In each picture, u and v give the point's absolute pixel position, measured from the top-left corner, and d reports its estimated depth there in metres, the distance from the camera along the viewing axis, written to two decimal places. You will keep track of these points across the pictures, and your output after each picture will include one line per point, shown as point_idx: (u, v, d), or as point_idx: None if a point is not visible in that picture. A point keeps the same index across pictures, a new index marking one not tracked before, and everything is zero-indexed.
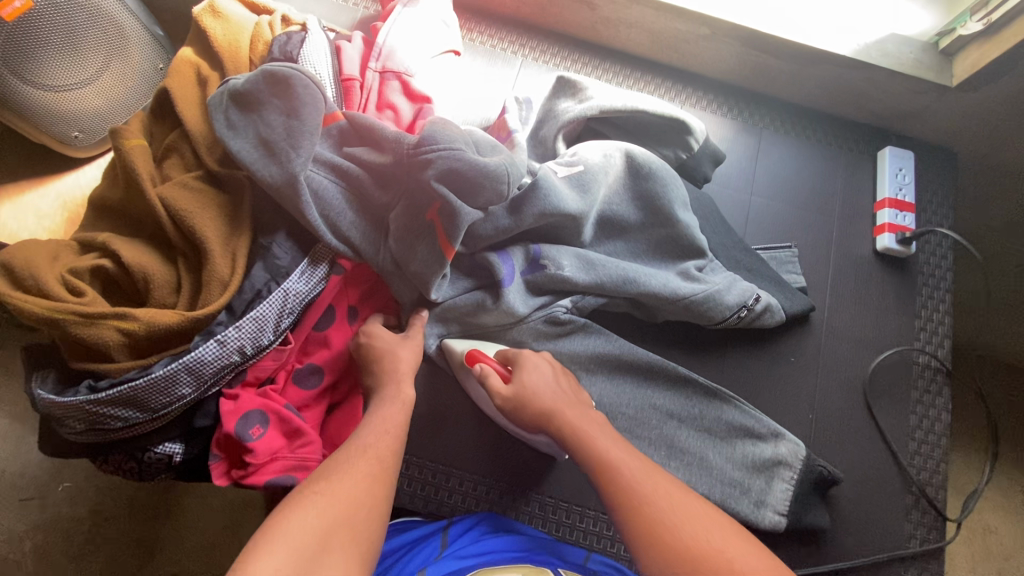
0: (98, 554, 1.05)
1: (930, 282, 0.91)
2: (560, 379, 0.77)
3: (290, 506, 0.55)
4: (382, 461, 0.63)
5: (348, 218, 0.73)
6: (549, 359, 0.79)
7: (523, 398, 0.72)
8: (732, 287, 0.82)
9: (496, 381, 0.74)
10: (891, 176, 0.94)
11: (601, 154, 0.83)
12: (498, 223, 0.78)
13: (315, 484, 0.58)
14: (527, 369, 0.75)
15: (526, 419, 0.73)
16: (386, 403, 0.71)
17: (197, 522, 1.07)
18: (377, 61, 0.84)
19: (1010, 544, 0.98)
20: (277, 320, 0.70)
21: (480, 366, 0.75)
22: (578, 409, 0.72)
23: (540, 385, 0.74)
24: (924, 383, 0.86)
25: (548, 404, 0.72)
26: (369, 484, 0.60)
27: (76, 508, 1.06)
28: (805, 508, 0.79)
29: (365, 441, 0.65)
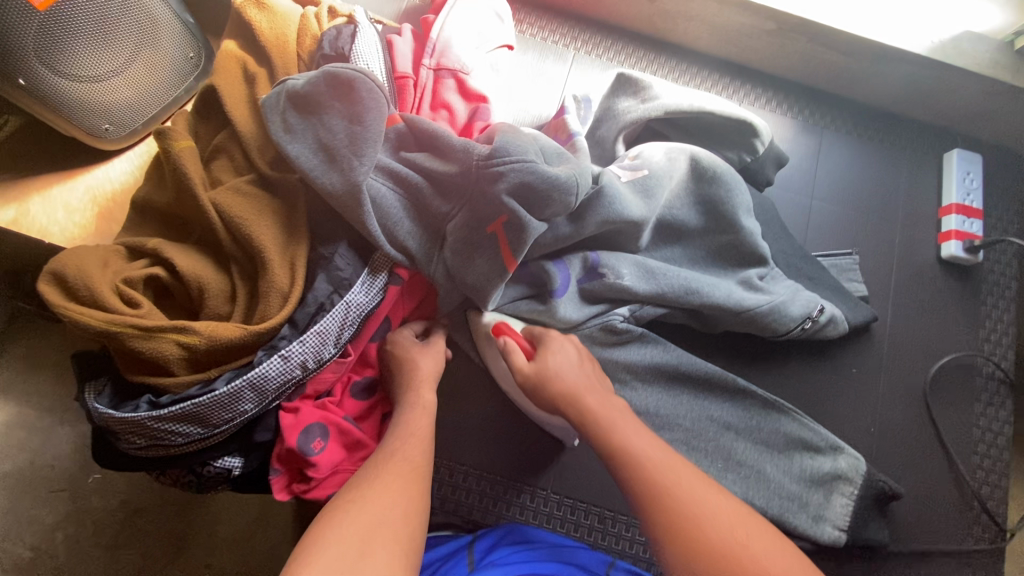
0: (130, 546, 1.05)
1: (995, 291, 0.88)
2: (581, 362, 0.73)
3: (327, 517, 0.54)
4: (411, 461, 0.62)
5: (406, 227, 0.70)
6: (574, 342, 0.76)
7: (544, 376, 0.69)
8: (796, 298, 0.79)
9: (519, 358, 0.72)
10: (959, 181, 0.90)
11: (664, 156, 0.80)
12: (559, 232, 0.74)
13: (349, 494, 0.57)
14: (551, 348, 0.72)
15: (547, 399, 0.69)
16: (408, 410, 0.69)
17: (231, 516, 1.07)
18: (430, 57, 0.80)
19: None
20: (338, 332, 0.68)
21: (505, 340, 0.74)
22: (603, 399, 0.68)
23: (563, 368, 0.70)
24: (987, 395, 0.84)
25: (573, 390, 0.68)
26: (400, 485, 0.58)
27: (109, 499, 1.05)
28: (865, 524, 0.76)
29: (393, 446, 0.64)
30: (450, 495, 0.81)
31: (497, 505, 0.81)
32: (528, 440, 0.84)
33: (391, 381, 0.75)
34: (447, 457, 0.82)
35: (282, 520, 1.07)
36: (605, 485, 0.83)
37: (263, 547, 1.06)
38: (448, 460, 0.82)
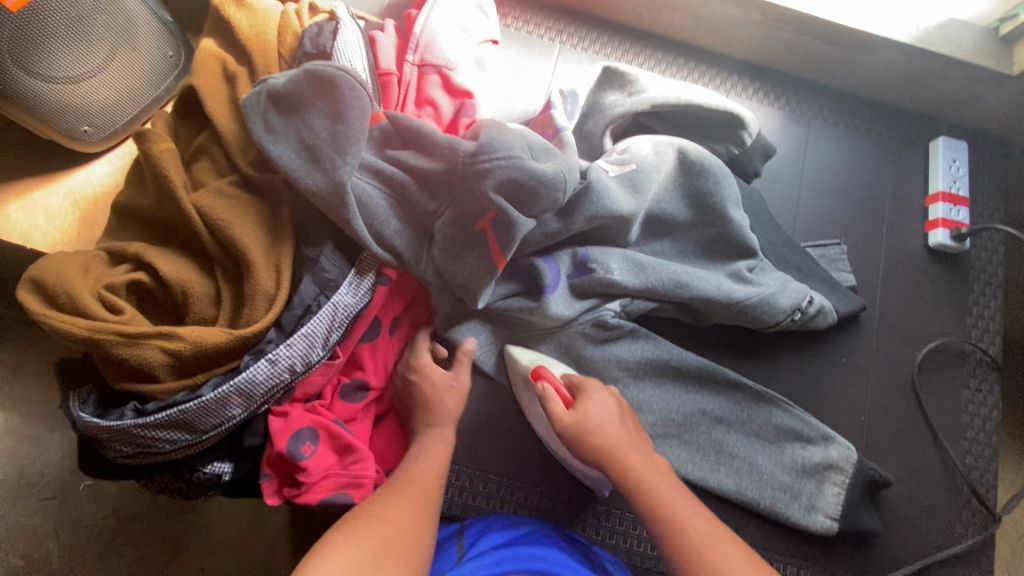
0: (123, 553, 1.03)
1: (982, 277, 0.89)
2: (622, 413, 0.74)
3: (339, 535, 0.56)
4: (424, 489, 0.65)
5: (392, 226, 0.69)
6: (614, 392, 0.76)
7: (585, 429, 0.70)
8: (785, 290, 0.80)
9: (560, 407, 0.71)
10: (945, 168, 0.91)
11: (652, 149, 0.79)
12: (548, 228, 0.74)
13: (362, 515, 0.59)
14: (592, 398, 0.73)
15: (588, 452, 0.70)
16: (430, 441, 0.72)
17: (223, 519, 1.06)
18: (414, 53, 0.79)
19: None
20: (326, 335, 0.67)
21: (544, 386, 0.72)
22: (644, 455, 0.70)
23: (600, 421, 0.71)
24: (975, 381, 0.85)
25: (615, 444, 0.70)
26: (414, 514, 0.61)
27: (100, 506, 1.04)
28: (857, 513, 0.76)
29: (408, 473, 0.67)
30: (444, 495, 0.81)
31: (491, 502, 0.82)
32: (520, 438, 0.83)
33: (411, 412, 0.76)
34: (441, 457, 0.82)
35: (277, 523, 1.06)
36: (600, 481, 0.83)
37: (259, 550, 1.06)
38: None
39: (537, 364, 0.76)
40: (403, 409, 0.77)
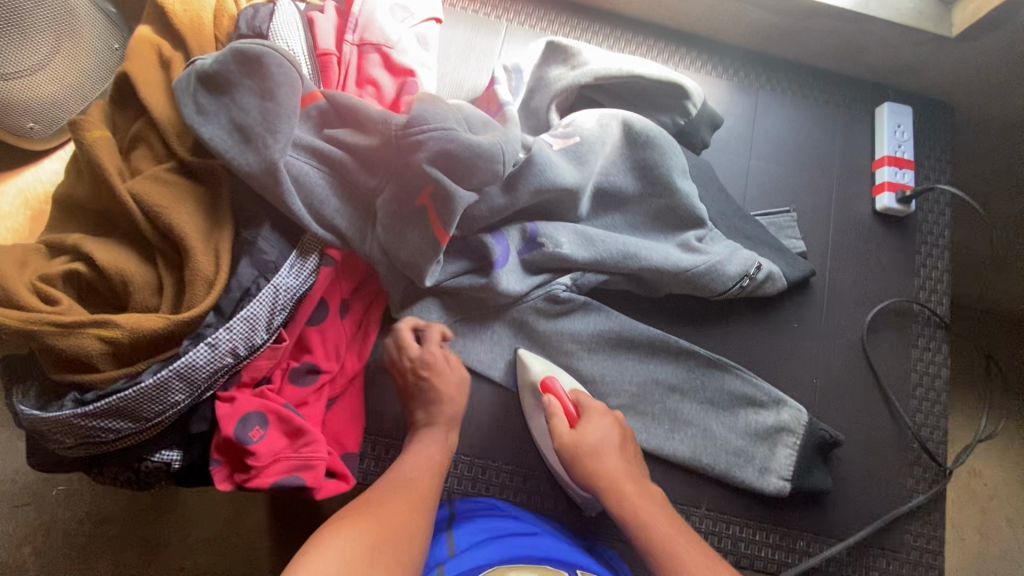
0: (101, 555, 1.03)
1: (929, 239, 0.90)
2: (623, 442, 0.74)
3: (335, 525, 0.56)
4: (420, 492, 0.66)
5: (332, 205, 0.69)
6: (619, 419, 0.77)
7: (584, 450, 0.71)
8: (733, 257, 0.80)
9: (563, 424, 0.73)
10: (890, 133, 0.92)
11: (596, 122, 0.79)
12: (494, 203, 0.73)
13: (360, 510, 0.60)
14: (594, 421, 0.74)
15: (581, 471, 0.71)
16: (430, 441, 0.73)
17: (197, 516, 1.05)
18: (353, 32, 0.78)
19: (992, 484, 1.12)
20: (269, 318, 0.67)
21: (551, 399, 0.74)
22: (636, 483, 0.70)
23: (596, 447, 0.72)
24: (924, 339, 0.86)
25: (610, 471, 0.70)
26: (412, 513, 0.62)
27: (75, 509, 1.03)
28: (807, 472, 0.78)
29: (404, 476, 0.68)
30: None
31: (450, 480, 0.81)
32: (477, 415, 0.82)
33: (412, 409, 0.77)
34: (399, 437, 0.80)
35: (255, 517, 1.06)
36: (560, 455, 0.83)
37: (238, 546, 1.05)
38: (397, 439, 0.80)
39: (548, 376, 0.77)
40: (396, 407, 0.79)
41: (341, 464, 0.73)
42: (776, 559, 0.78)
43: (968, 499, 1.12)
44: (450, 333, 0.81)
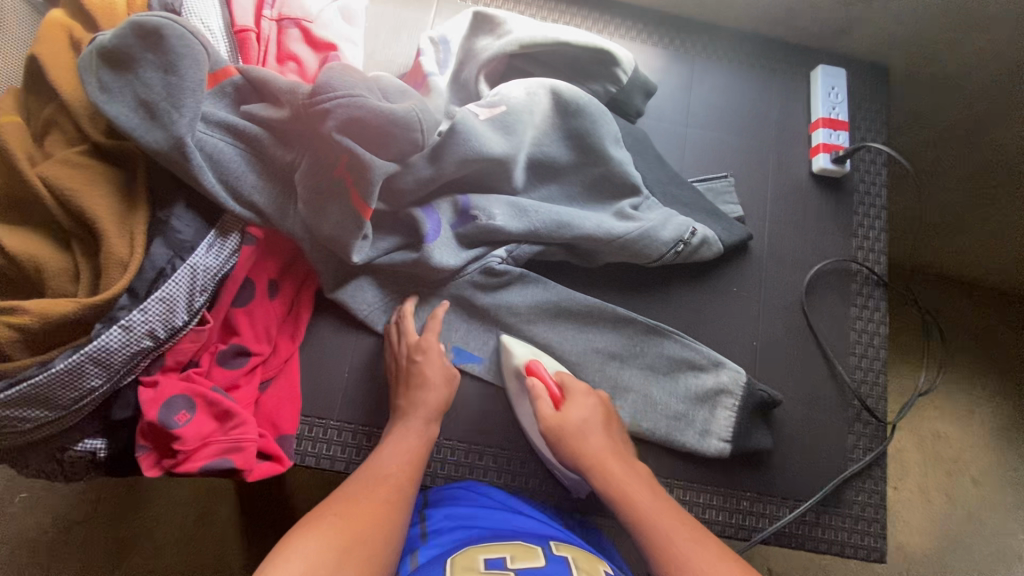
0: (68, 562, 1.00)
1: (865, 199, 0.91)
2: (607, 421, 0.74)
3: (308, 527, 0.55)
4: (398, 483, 0.64)
5: (249, 181, 0.68)
6: (602, 399, 0.76)
7: (569, 430, 0.71)
8: (667, 223, 0.80)
9: (547, 406, 0.73)
10: (824, 96, 0.92)
11: (524, 92, 0.78)
12: (419, 174, 0.72)
13: (333, 509, 0.58)
14: (579, 401, 0.73)
15: (566, 454, 0.71)
16: (412, 416, 0.72)
17: (164, 520, 1.02)
18: (272, 9, 0.78)
19: (957, 447, 1.14)
20: (188, 298, 0.66)
21: (534, 383, 0.74)
22: (620, 460, 0.69)
23: (579, 428, 0.71)
24: (863, 298, 0.87)
25: (595, 451, 0.70)
26: (390, 508, 0.61)
27: (39, 518, 1.01)
28: (747, 432, 0.78)
29: (378, 466, 0.66)
30: (343, 455, 0.76)
31: None
32: None
33: (395, 383, 0.76)
34: (338, 416, 0.77)
35: (224, 514, 1.03)
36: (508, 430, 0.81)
37: (208, 544, 1.02)
38: (335, 419, 0.77)
39: (531, 359, 0.77)
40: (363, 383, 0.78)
41: (275, 446, 0.72)
42: (721, 520, 0.78)
43: (934, 463, 1.13)
44: (386, 311, 0.79)
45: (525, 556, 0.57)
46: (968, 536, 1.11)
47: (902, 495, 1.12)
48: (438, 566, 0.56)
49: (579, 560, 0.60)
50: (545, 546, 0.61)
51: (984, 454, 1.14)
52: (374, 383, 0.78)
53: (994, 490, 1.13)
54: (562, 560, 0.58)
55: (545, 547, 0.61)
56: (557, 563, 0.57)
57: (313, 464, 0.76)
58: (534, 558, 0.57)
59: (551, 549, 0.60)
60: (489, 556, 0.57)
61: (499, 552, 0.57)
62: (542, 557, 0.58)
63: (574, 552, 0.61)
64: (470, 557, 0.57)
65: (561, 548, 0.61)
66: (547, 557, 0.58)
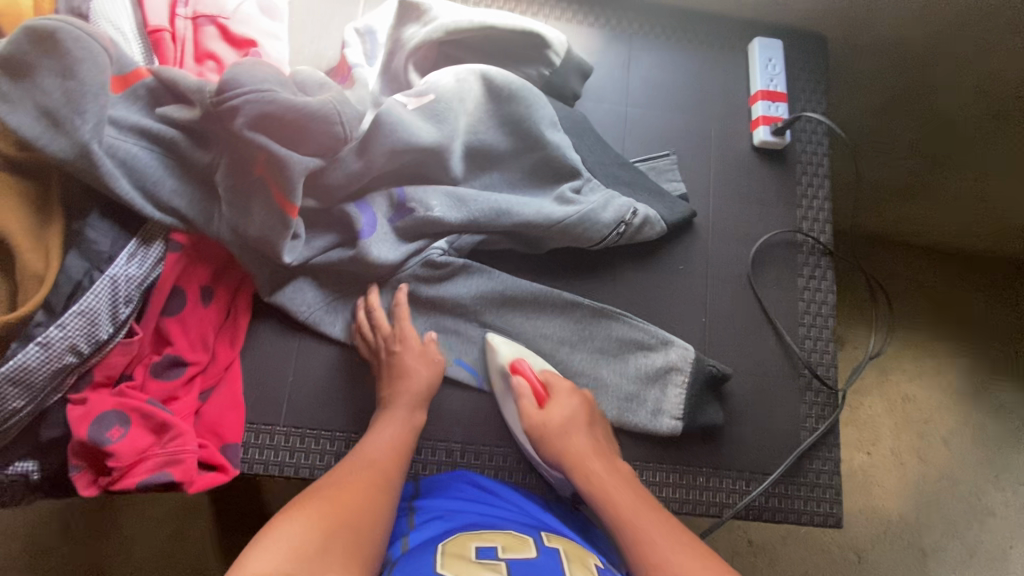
0: None
1: (809, 169, 0.91)
2: (591, 421, 0.74)
3: (291, 514, 0.54)
4: (384, 471, 0.64)
5: (168, 186, 0.66)
6: (586, 398, 0.75)
7: (552, 430, 0.71)
8: (608, 205, 0.80)
9: (530, 405, 0.73)
10: (761, 68, 0.92)
11: (453, 79, 0.76)
12: (349, 168, 0.70)
13: (316, 493, 0.58)
14: (562, 401, 0.74)
15: (551, 452, 0.71)
16: (396, 404, 0.72)
17: (141, 537, 0.99)
18: (185, 7, 0.75)
19: (926, 409, 1.16)
20: (112, 310, 0.64)
21: (518, 381, 0.74)
22: (602, 459, 0.70)
23: (561, 428, 0.71)
24: (809, 268, 0.88)
25: (577, 453, 0.70)
26: (376, 492, 0.61)
27: (8, 546, 0.98)
28: (698, 408, 0.78)
29: (362, 453, 0.66)
30: (291, 461, 0.74)
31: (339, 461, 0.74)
32: (364, 392, 0.77)
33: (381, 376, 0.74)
34: (284, 422, 0.75)
35: (200, 530, 1.00)
36: (466, 423, 0.78)
37: (186, 559, 0.99)
38: (281, 424, 0.75)
39: (515, 357, 0.77)
40: (315, 381, 0.76)
41: (218, 456, 0.70)
42: (678, 497, 0.78)
43: (905, 426, 1.15)
44: (328, 311, 0.77)
45: (517, 546, 0.56)
46: (943, 495, 1.13)
47: (877, 459, 1.14)
48: (427, 552, 0.54)
49: (571, 552, 0.58)
50: (536, 537, 0.60)
51: (951, 414, 1.16)
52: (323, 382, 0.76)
53: (964, 448, 1.15)
54: (554, 552, 0.56)
55: (537, 538, 0.59)
56: (548, 554, 0.55)
57: (262, 471, 0.73)
58: (526, 548, 0.55)
59: (543, 541, 0.58)
60: (481, 543, 0.55)
61: (491, 541, 0.56)
62: (534, 548, 0.56)
63: (566, 544, 0.59)
64: (462, 543, 0.55)
65: (553, 541, 0.59)
66: (538, 548, 0.56)
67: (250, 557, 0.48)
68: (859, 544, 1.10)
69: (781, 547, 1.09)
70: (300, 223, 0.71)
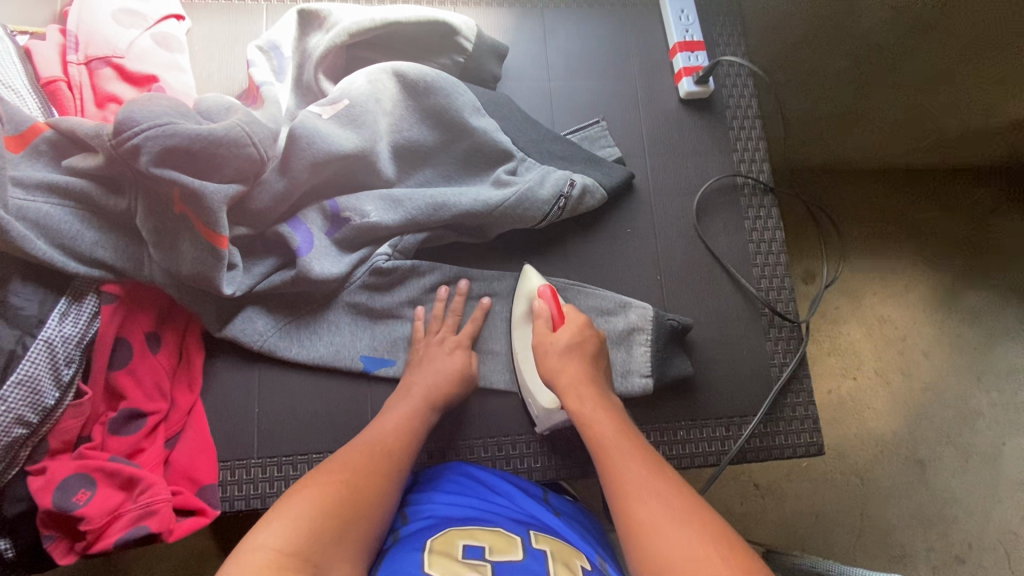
0: None
1: (738, 112, 0.92)
2: (596, 356, 0.72)
3: (304, 493, 0.53)
4: (390, 455, 0.63)
5: (89, 238, 0.64)
6: (599, 336, 0.74)
7: (555, 348, 0.71)
8: (545, 180, 0.80)
9: (544, 325, 0.74)
10: (676, 20, 0.92)
11: (365, 80, 0.75)
12: (274, 189, 0.69)
13: (336, 468, 0.58)
14: (574, 328, 0.73)
15: (545, 367, 0.71)
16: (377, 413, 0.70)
17: None
18: (76, 52, 0.73)
19: (902, 326, 1.18)
20: (54, 374, 0.63)
21: (540, 304, 0.75)
22: (595, 389, 0.68)
23: (562, 352, 0.71)
24: (754, 209, 0.89)
25: (570, 378, 0.69)
26: (382, 481, 0.59)
27: None
28: (667, 362, 0.79)
29: (378, 433, 0.65)
30: (272, 491, 0.73)
31: None
32: (335, 409, 0.76)
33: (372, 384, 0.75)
34: (259, 453, 0.74)
35: None
36: (443, 421, 0.78)
37: None
38: (256, 456, 0.74)
39: (543, 285, 0.77)
40: (282, 408, 0.75)
41: (195, 499, 0.68)
42: (661, 455, 0.79)
43: (885, 345, 1.18)
44: (282, 336, 0.75)
45: (505, 548, 0.55)
46: (931, 406, 1.16)
47: (863, 382, 1.16)
48: (413, 548, 0.54)
49: (559, 553, 0.56)
50: (525, 536, 0.58)
51: (926, 327, 1.19)
52: (291, 408, 0.75)
53: (943, 357, 1.18)
54: (540, 553, 0.55)
55: (525, 537, 0.58)
56: (535, 557, 0.54)
57: (244, 507, 0.72)
58: (513, 550, 0.55)
59: (530, 541, 0.57)
60: (468, 542, 0.55)
61: (479, 541, 0.55)
62: (522, 549, 0.55)
63: (554, 545, 0.58)
64: (449, 542, 0.55)
65: (540, 541, 0.58)
66: (525, 550, 0.55)
67: (256, 531, 0.48)
68: (861, 467, 1.13)
69: (787, 483, 1.11)
70: (234, 251, 0.70)
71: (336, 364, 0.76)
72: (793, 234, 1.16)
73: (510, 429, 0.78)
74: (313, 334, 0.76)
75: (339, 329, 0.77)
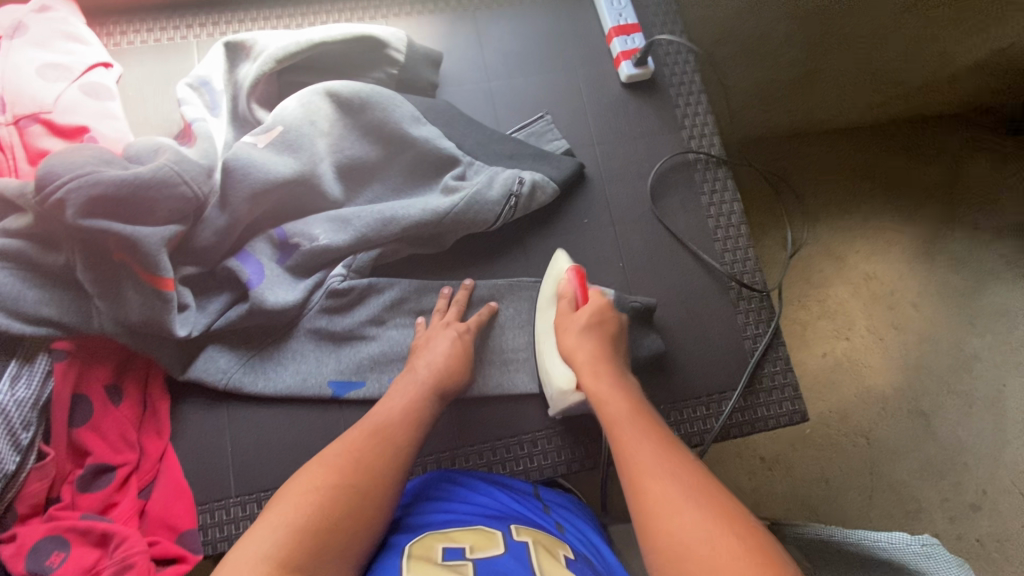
0: None
1: (682, 89, 0.92)
2: (613, 339, 0.70)
3: (294, 493, 0.52)
4: (390, 446, 0.60)
5: (32, 297, 0.63)
6: (619, 319, 0.72)
7: (574, 326, 0.70)
8: (493, 182, 0.79)
9: (566, 304, 0.73)
10: (607, 6, 0.92)
11: (298, 104, 0.74)
12: (217, 225, 0.69)
13: (332, 457, 0.57)
14: (596, 309, 0.71)
15: (563, 347, 0.70)
16: None
17: None
18: (3, 113, 0.71)
19: (886, 280, 1.18)
20: (11, 439, 0.63)
21: (564, 284, 0.75)
22: (608, 364, 0.66)
23: (582, 330, 0.69)
24: (710, 184, 0.88)
25: (585, 357, 0.67)
26: (382, 477, 0.57)
27: None
28: (638, 347, 0.78)
29: (372, 415, 0.64)
30: None
31: None
32: (310, 438, 0.74)
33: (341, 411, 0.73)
34: (236, 492, 0.72)
35: None
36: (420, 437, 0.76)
37: None
38: (235, 495, 0.72)
39: (570, 267, 0.76)
40: (255, 443, 0.74)
41: (174, 547, 0.67)
42: None
43: (872, 303, 1.17)
44: (246, 371, 0.74)
45: (484, 544, 0.54)
46: (926, 357, 1.15)
47: (854, 342, 1.15)
48: (393, 557, 0.53)
49: (541, 544, 0.55)
50: (506, 531, 0.57)
51: (910, 278, 1.18)
52: (264, 442, 0.74)
53: (930, 306, 1.17)
54: (521, 546, 0.53)
55: (506, 532, 0.57)
56: (515, 550, 0.52)
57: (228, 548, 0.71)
58: (494, 546, 0.53)
59: (512, 535, 0.56)
60: (448, 544, 0.54)
61: (459, 541, 0.54)
62: (503, 545, 0.54)
63: (537, 537, 0.57)
64: (429, 546, 0.54)
65: (522, 533, 0.57)
66: (507, 544, 0.54)
67: (242, 543, 0.47)
68: (863, 427, 1.12)
69: (793, 454, 1.10)
70: (184, 292, 0.70)
71: (303, 394, 0.75)
72: (754, 205, 1.16)
73: (490, 435, 0.77)
74: (278, 366, 0.75)
75: (303, 357, 0.76)
